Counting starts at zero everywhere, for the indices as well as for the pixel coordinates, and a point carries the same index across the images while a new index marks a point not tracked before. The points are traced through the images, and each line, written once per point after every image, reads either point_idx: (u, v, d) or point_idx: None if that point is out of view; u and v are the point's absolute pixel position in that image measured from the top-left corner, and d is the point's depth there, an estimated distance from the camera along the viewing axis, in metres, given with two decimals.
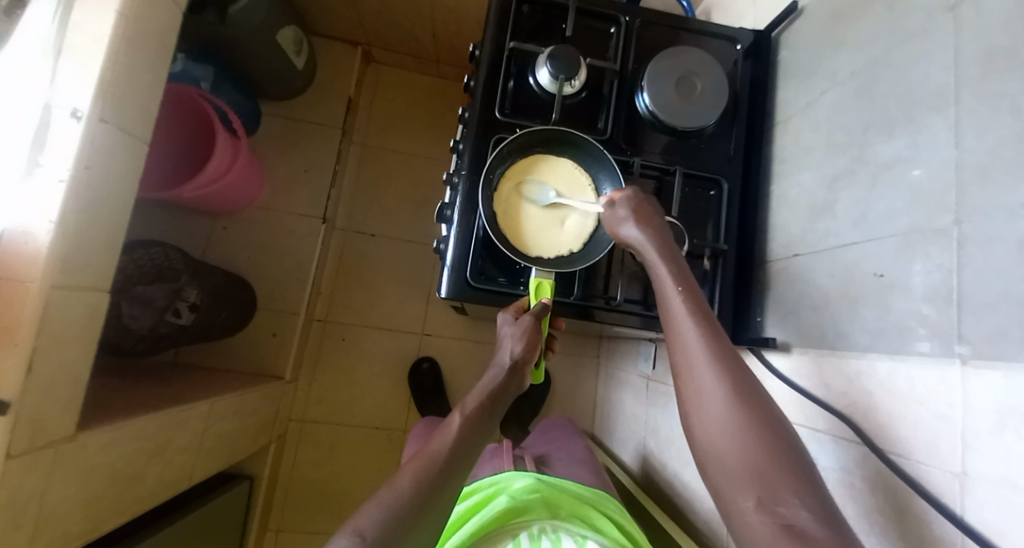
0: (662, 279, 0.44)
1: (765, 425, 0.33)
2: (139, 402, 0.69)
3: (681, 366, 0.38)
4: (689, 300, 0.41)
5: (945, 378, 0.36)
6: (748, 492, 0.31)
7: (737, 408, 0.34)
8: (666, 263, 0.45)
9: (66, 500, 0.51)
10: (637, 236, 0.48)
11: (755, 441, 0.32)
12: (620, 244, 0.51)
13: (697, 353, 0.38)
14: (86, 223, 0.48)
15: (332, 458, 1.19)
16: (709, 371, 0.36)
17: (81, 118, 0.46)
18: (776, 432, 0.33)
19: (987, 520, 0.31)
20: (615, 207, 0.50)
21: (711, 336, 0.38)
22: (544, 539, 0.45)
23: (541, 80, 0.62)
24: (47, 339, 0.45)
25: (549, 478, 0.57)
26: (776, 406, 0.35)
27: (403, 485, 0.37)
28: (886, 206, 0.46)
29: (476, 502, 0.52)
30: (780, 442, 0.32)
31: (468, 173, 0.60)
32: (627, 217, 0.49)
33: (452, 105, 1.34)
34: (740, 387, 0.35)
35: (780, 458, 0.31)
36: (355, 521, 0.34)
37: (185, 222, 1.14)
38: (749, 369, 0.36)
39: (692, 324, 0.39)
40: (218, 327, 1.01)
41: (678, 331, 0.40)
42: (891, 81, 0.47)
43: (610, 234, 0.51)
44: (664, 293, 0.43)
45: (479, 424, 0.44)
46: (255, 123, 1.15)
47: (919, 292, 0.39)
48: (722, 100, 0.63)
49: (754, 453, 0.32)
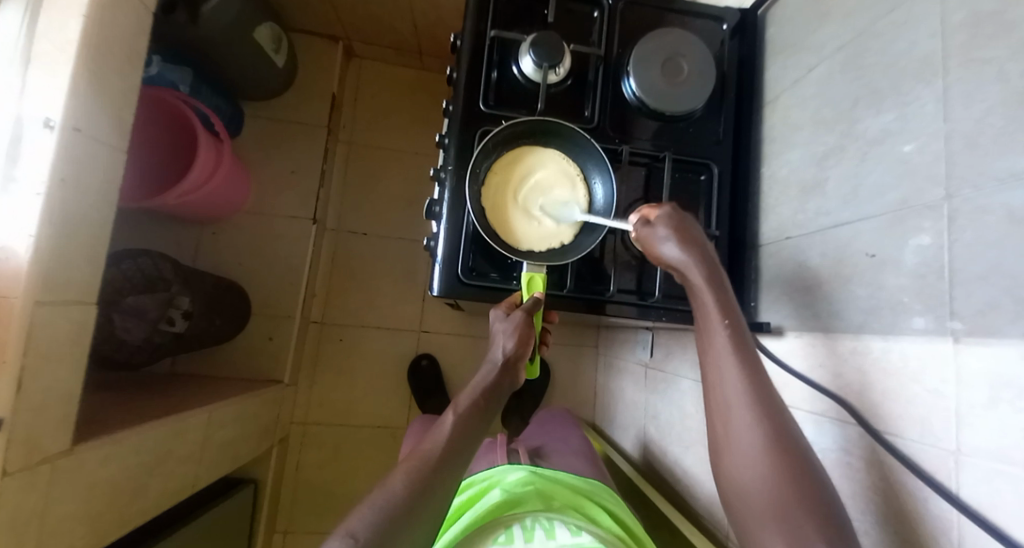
0: (706, 310, 0.43)
1: (801, 469, 0.34)
2: (136, 414, 0.68)
3: (717, 404, 0.40)
4: (731, 334, 0.41)
5: (939, 356, 0.35)
6: (776, 534, 0.33)
7: (773, 448, 0.35)
8: (710, 286, 0.44)
9: (68, 516, 0.51)
10: (679, 255, 0.46)
11: (787, 482, 0.34)
12: (660, 263, 0.50)
13: (736, 394, 0.38)
14: (66, 237, 0.47)
15: (335, 459, 1.19)
16: (747, 412, 0.37)
17: (54, 127, 0.44)
18: (809, 478, 0.34)
19: (984, 497, 0.31)
20: (651, 224, 0.48)
21: (752, 378, 0.38)
22: (537, 529, 0.44)
23: (525, 68, 0.61)
24: (33, 358, 0.44)
25: (543, 471, 0.57)
26: (813, 453, 0.36)
27: (396, 486, 0.37)
28: (876, 182, 0.45)
29: (471, 496, 0.52)
30: (813, 486, 0.33)
31: (455, 168, 0.59)
32: (667, 236, 0.47)
33: (437, 97, 1.32)
34: (779, 431, 0.36)
35: (811, 505, 0.32)
36: (347, 525, 0.33)
37: (173, 230, 1.13)
38: (787, 412, 0.37)
39: (731, 362, 0.40)
40: (212, 335, 1.01)
41: (717, 370, 0.40)
42: (877, 54, 0.47)
43: (648, 253, 0.50)
44: (705, 327, 0.43)
45: (471, 420, 0.44)
46: (237, 125, 1.13)
47: (911, 268, 0.39)
48: (710, 81, 0.62)
49: (784, 492, 0.33)
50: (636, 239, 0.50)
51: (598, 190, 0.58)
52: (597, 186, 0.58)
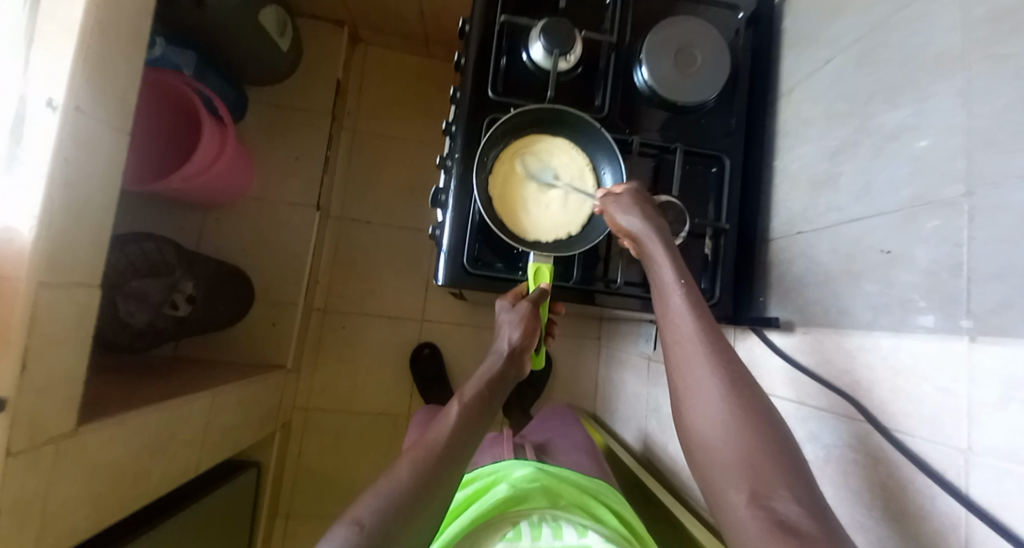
0: (663, 272, 0.43)
1: (761, 423, 0.33)
2: (140, 396, 0.69)
3: (675, 361, 0.39)
4: (687, 294, 0.41)
5: (951, 355, 0.35)
6: (741, 487, 0.30)
7: (734, 405, 0.34)
8: (666, 250, 0.44)
9: (71, 497, 0.51)
10: (637, 225, 0.47)
11: (749, 437, 0.32)
12: (622, 236, 0.50)
13: (692, 350, 0.37)
14: (69, 221, 0.46)
15: (337, 446, 1.20)
16: (704, 365, 0.36)
17: (56, 108, 0.44)
18: (772, 431, 0.32)
19: (994, 497, 0.31)
20: (614, 197, 0.49)
21: (709, 335, 0.38)
22: (544, 527, 0.44)
23: (534, 55, 0.59)
24: (37, 340, 0.44)
25: (549, 467, 0.57)
26: (775, 410, 0.34)
27: (401, 475, 0.37)
28: (889, 177, 0.44)
29: (476, 489, 0.52)
30: (774, 439, 0.32)
31: (462, 156, 0.59)
32: (628, 206, 0.48)
33: (443, 85, 1.30)
34: (736, 384, 0.35)
35: (774, 456, 0.31)
36: (353, 511, 0.34)
37: (176, 215, 1.12)
38: (746, 369, 0.36)
39: (689, 319, 0.39)
40: (216, 320, 1.01)
41: (675, 328, 0.40)
42: (893, 47, 0.45)
43: (612, 225, 0.50)
44: (662, 288, 0.43)
45: (473, 410, 0.44)
46: (241, 110, 1.11)
47: (924, 266, 0.39)
48: (723, 72, 0.61)
49: (749, 445, 0.32)
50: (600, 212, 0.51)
51: (607, 180, 0.57)
52: (607, 176, 0.57)
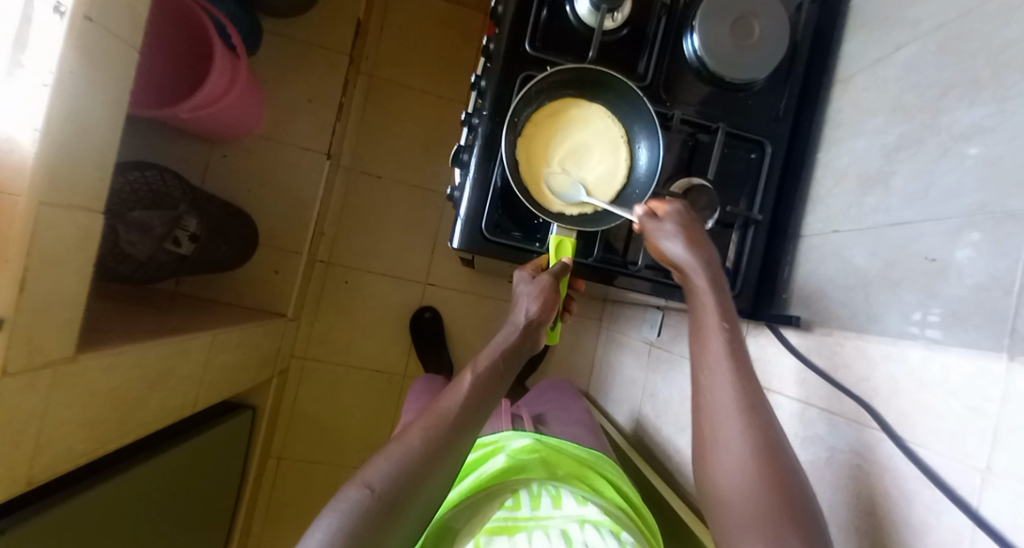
0: (707, 312, 0.43)
1: (787, 486, 0.34)
2: (139, 328, 0.68)
3: (705, 409, 0.39)
4: (729, 341, 0.40)
5: (987, 374, 0.33)
6: (758, 546, 0.32)
7: (763, 460, 0.35)
8: (712, 291, 0.43)
9: (68, 420, 0.51)
10: (683, 257, 0.45)
11: (773, 492, 0.33)
12: (663, 259, 0.48)
13: (725, 402, 0.38)
14: (72, 138, 0.43)
15: (331, 398, 1.22)
16: (736, 421, 0.37)
17: (64, 13, 0.39)
18: (796, 494, 0.34)
19: (1009, 517, 0.30)
20: (658, 219, 0.46)
21: (744, 386, 0.38)
22: (544, 496, 0.45)
23: (579, 9, 0.55)
24: (37, 260, 0.42)
25: (548, 439, 0.57)
26: (799, 470, 0.36)
27: (413, 442, 0.37)
28: (951, 182, 0.42)
29: (476, 458, 0.53)
30: (798, 502, 0.33)
31: (491, 114, 0.55)
32: (675, 234, 0.45)
33: (469, 37, 1.23)
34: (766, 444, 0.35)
35: (795, 518, 0.32)
36: (363, 474, 0.34)
37: (180, 145, 1.08)
38: (774, 425, 0.37)
39: (726, 368, 0.39)
40: (218, 260, 0.99)
41: (710, 377, 0.40)
42: (981, 38, 0.41)
43: (650, 245, 0.48)
44: (701, 331, 0.42)
45: (482, 379, 0.43)
46: (255, 40, 1.04)
47: (973, 280, 0.37)
48: (780, 49, 0.56)
49: (774, 505, 0.33)
50: (640, 230, 0.48)
51: (642, 155, 0.54)
52: (642, 151, 0.54)
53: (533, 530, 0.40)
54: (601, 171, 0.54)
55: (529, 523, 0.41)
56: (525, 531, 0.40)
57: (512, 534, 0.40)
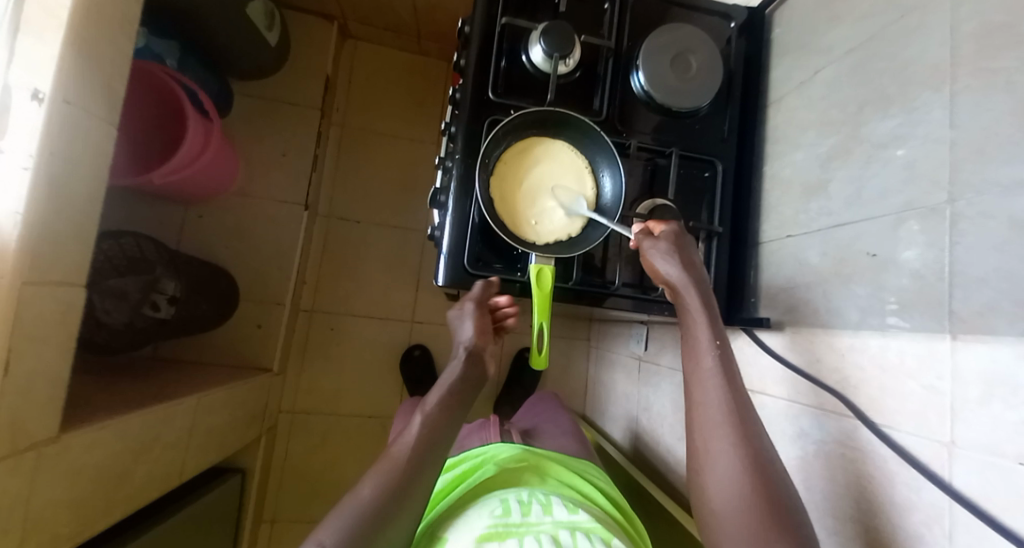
0: (698, 329, 0.46)
1: (774, 495, 0.36)
2: (121, 400, 0.66)
3: (699, 424, 0.42)
4: (720, 359, 0.43)
5: (936, 352, 0.37)
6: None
7: (752, 468, 0.37)
8: (700, 308, 0.46)
9: (54, 504, 0.49)
10: (675, 273, 0.48)
11: (762, 499, 0.36)
12: (658, 279, 0.51)
13: (717, 417, 0.41)
14: (53, 214, 0.44)
15: (323, 449, 1.18)
16: (727, 433, 0.39)
17: (42, 100, 0.42)
18: (782, 501, 0.36)
19: (978, 487, 0.33)
20: (653, 237, 0.50)
21: (737, 403, 0.41)
22: (535, 504, 0.43)
23: (534, 57, 0.60)
24: (21, 339, 0.42)
25: (534, 449, 0.59)
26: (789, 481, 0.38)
27: (365, 493, 0.40)
28: (879, 183, 0.47)
29: (464, 469, 0.55)
30: (785, 508, 0.35)
31: (463, 156, 0.59)
32: (668, 252, 0.49)
33: (435, 83, 1.30)
34: (755, 455, 0.38)
35: (782, 525, 0.34)
36: (318, 533, 0.38)
37: (156, 211, 1.08)
38: (763, 437, 0.40)
39: (717, 386, 0.42)
40: (198, 320, 0.97)
41: (704, 393, 0.42)
42: (885, 60, 0.48)
43: (646, 265, 0.51)
44: (694, 350, 0.45)
45: (435, 405, 0.48)
46: (226, 102, 1.07)
47: (910, 269, 0.41)
48: (717, 78, 0.63)
49: (761, 513, 0.35)
50: (636, 248, 0.52)
51: (606, 183, 0.58)
52: (606, 178, 0.58)
53: (524, 536, 0.38)
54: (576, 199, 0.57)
55: (521, 529, 0.38)
56: (517, 536, 0.37)
57: (502, 540, 0.37)
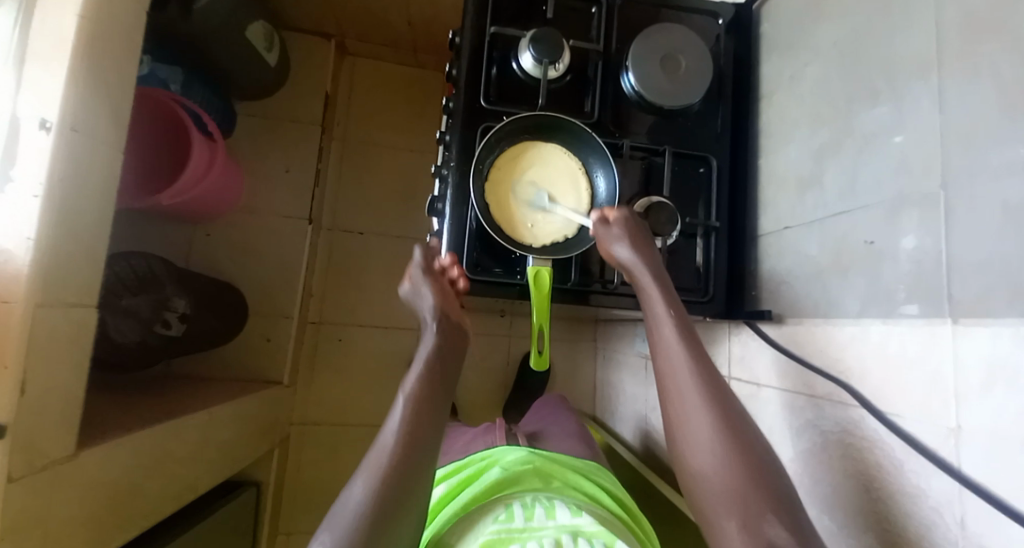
0: (656, 300, 0.50)
1: (745, 448, 0.39)
2: (134, 417, 0.67)
3: (668, 388, 0.45)
4: (678, 326, 0.47)
5: (937, 339, 0.37)
6: (730, 512, 0.36)
7: (722, 427, 0.40)
8: (655, 283, 0.50)
9: (70, 521, 0.50)
10: (629, 256, 0.52)
11: (735, 455, 0.38)
12: (612, 262, 0.55)
13: (683, 379, 0.44)
14: (65, 238, 0.46)
15: (334, 460, 1.19)
16: (695, 395, 0.43)
17: (50, 128, 0.43)
18: (754, 453, 0.39)
19: (986, 473, 0.32)
20: (608, 224, 0.54)
21: (699, 364, 0.45)
22: (538, 508, 0.44)
23: (524, 64, 0.61)
24: (35, 361, 0.43)
25: (539, 451, 0.59)
26: (756, 434, 0.41)
27: (355, 495, 0.39)
28: (873, 173, 0.46)
29: (469, 474, 0.55)
30: (757, 461, 0.38)
31: (458, 164, 0.60)
32: (623, 237, 0.53)
33: (432, 94, 1.32)
34: (723, 413, 0.41)
35: (757, 478, 0.37)
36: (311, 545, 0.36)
37: (165, 231, 1.11)
38: (728, 394, 0.43)
39: (680, 349, 0.46)
40: (208, 336, 0.99)
41: (667, 357, 0.46)
42: (872, 50, 0.48)
43: (602, 250, 0.55)
44: (655, 319, 0.49)
45: (440, 408, 0.48)
46: (230, 123, 1.10)
47: (907, 256, 0.41)
48: (707, 76, 0.63)
49: (737, 470, 0.38)
50: (593, 235, 0.55)
51: (600, 184, 0.59)
52: (600, 180, 0.59)
53: (527, 541, 0.38)
54: (571, 211, 0.58)
55: (523, 534, 0.39)
56: (519, 543, 0.38)
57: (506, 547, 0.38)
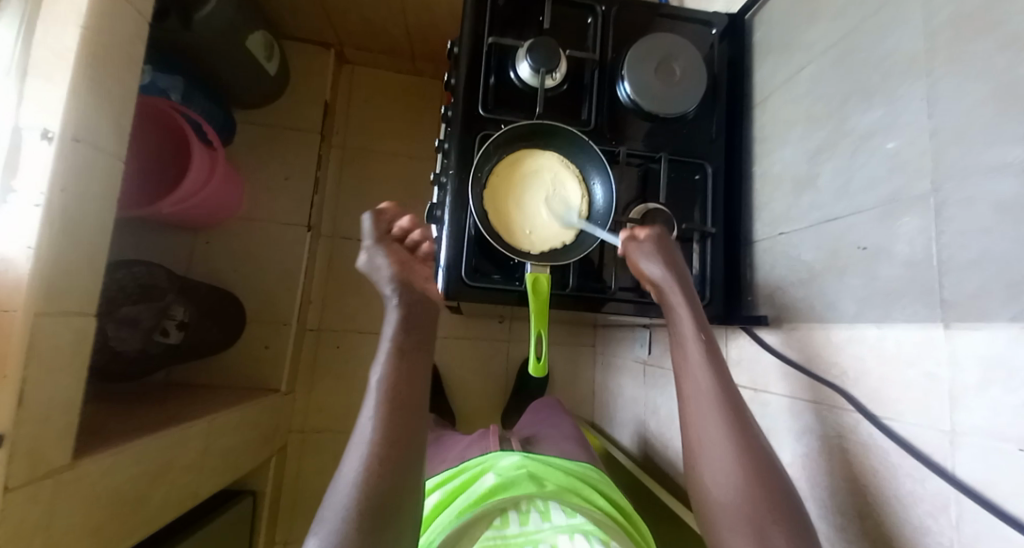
0: (684, 321, 0.51)
1: (764, 474, 0.41)
2: (134, 425, 0.67)
3: (690, 408, 0.47)
4: (704, 348, 0.48)
5: (932, 340, 0.37)
6: (744, 535, 0.39)
7: (742, 451, 0.42)
8: (684, 302, 0.51)
9: (72, 530, 0.50)
10: (661, 275, 0.52)
11: (754, 482, 0.40)
12: (644, 280, 0.56)
13: (705, 403, 0.46)
14: (68, 246, 0.46)
15: (332, 468, 1.18)
16: (717, 418, 0.44)
17: (52, 138, 0.44)
18: (773, 479, 0.41)
19: (983, 475, 0.32)
20: (637, 241, 0.55)
21: (722, 388, 0.46)
22: (533, 513, 0.46)
23: (522, 72, 0.62)
24: (37, 369, 0.43)
25: (535, 456, 0.59)
26: (774, 459, 0.43)
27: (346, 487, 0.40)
28: (867, 174, 0.47)
29: (464, 480, 0.55)
30: (774, 487, 0.40)
31: (457, 171, 0.60)
32: (653, 255, 0.53)
33: (430, 101, 1.33)
34: (745, 438, 0.43)
35: (773, 503, 0.39)
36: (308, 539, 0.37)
37: (163, 239, 1.11)
38: (750, 419, 0.45)
39: (704, 372, 0.47)
40: (207, 344, 0.99)
41: (693, 380, 0.48)
42: (864, 55, 0.49)
43: (635, 269, 0.55)
44: (681, 339, 0.50)
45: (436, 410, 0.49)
46: (230, 131, 1.11)
47: (901, 258, 0.41)
48: (702, 83, 0.64)
49: (754, 494, 0.40)
50: (625, 254, 0.55)
51: (597, 190, 0.60)
52: (597, 187, 0.60)
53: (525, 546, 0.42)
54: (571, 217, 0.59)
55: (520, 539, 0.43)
56: None
57: None
